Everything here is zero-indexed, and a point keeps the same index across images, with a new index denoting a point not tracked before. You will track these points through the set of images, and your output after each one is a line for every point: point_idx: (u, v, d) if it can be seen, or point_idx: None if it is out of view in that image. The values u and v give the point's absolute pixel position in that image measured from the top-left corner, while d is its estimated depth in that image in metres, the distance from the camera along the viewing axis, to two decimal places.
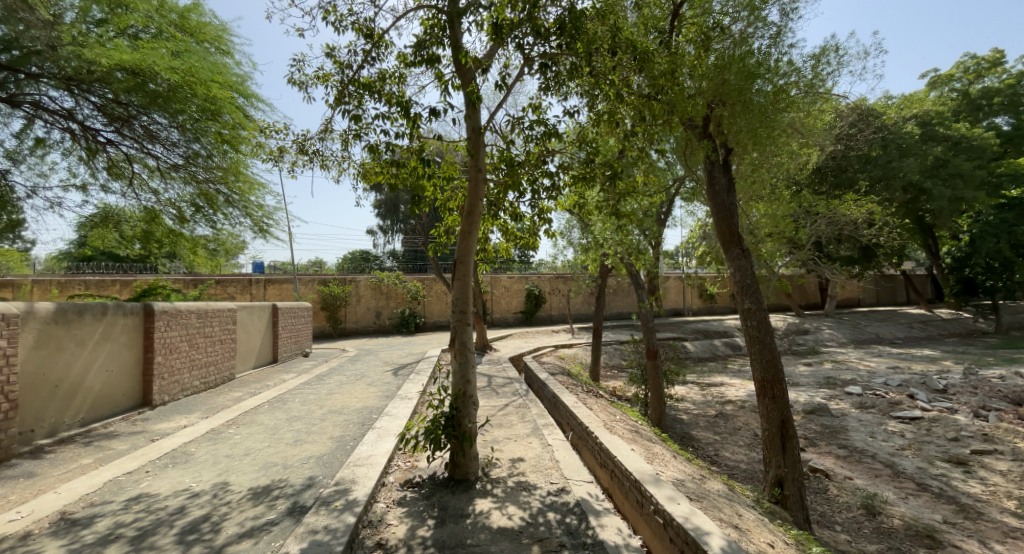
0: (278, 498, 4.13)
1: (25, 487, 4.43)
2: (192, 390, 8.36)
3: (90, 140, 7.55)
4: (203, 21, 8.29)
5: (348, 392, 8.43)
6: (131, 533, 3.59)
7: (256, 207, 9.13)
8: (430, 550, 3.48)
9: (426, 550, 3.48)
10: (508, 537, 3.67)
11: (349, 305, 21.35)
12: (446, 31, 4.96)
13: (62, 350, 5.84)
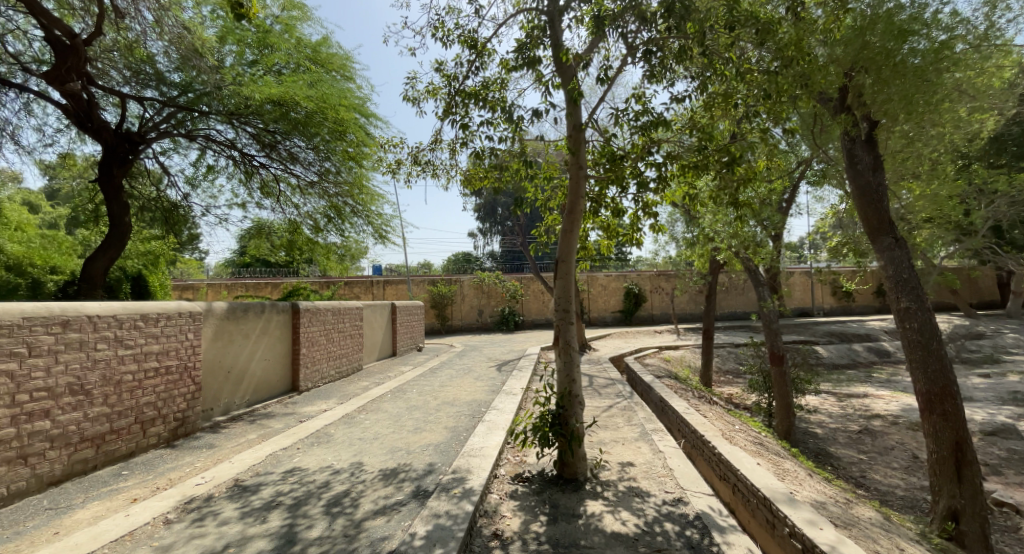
0: (405, 480, 4.48)
1: (209, 457, 5.26)
2: (329, 378, 9.34)
3: (247, 164, 8.64)
4: (331, 52, 9.14)
5: (459, 385, 8.88)
6: (288, 501, 4.11)
7: (376, 216, 9.88)
8: (544, 546, 3.56)
9: (541, 545, 3.57)
10: (623, 543, 3.64)
11: (454, 303, 22.44)
12: (547, 31, 5.04)
13: (234, 343, 6.78)
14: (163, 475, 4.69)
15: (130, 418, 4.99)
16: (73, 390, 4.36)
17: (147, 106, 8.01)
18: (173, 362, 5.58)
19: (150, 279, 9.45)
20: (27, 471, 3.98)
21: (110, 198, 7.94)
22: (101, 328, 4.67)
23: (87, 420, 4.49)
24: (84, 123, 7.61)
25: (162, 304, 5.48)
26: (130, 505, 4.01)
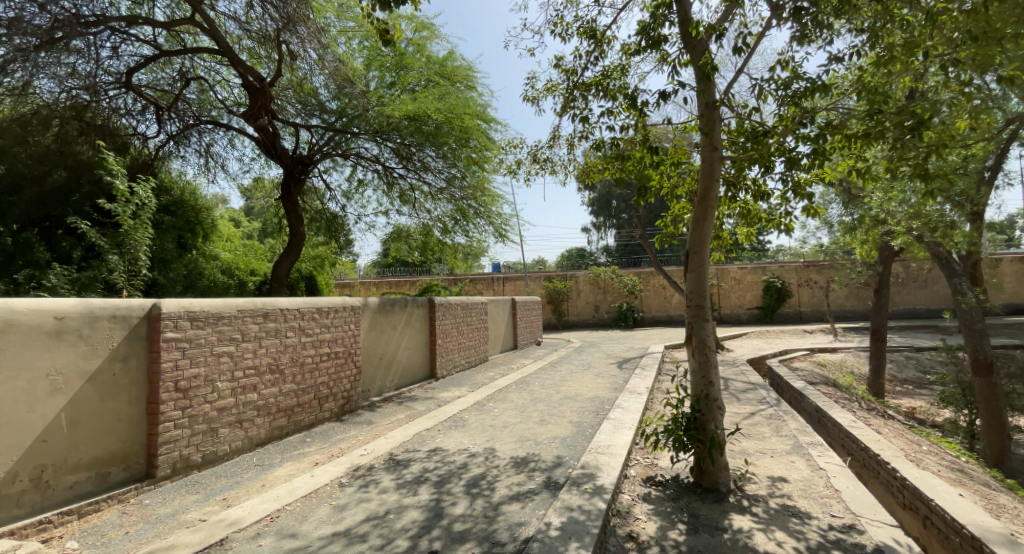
0: (535, 470, 4.66)
1: (369, 431, 6.05)
2: (461, 367, 9.95)
3: (389, 176, 9.46)
4: (457, 65, 9.76)
5: (579, 380, 8.97)
6: (433, 478, 4.54)
7: (496, 216, 10.27)
8: None
9: None
10: None
11: (570, 299, 22.72)
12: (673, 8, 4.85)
13: (383, 333, 7.57)
14: (335, 445, 5.57)
15: (310, 395, 6.07)
16: (270, 369, 5.48)
17: (315, 133, 9.14)
18: (339, 347, 6.57)
19: (319, 278, 10.87)
20: (242, 433, 5.14)
21: (289, 212, 9.19)
22: (288, 318, 5.74)
23: (281, 394, 5.64)
24: (272, 152, 8.93)
25: (331, 300, 6.52)
26: (313, 468, 4.88)
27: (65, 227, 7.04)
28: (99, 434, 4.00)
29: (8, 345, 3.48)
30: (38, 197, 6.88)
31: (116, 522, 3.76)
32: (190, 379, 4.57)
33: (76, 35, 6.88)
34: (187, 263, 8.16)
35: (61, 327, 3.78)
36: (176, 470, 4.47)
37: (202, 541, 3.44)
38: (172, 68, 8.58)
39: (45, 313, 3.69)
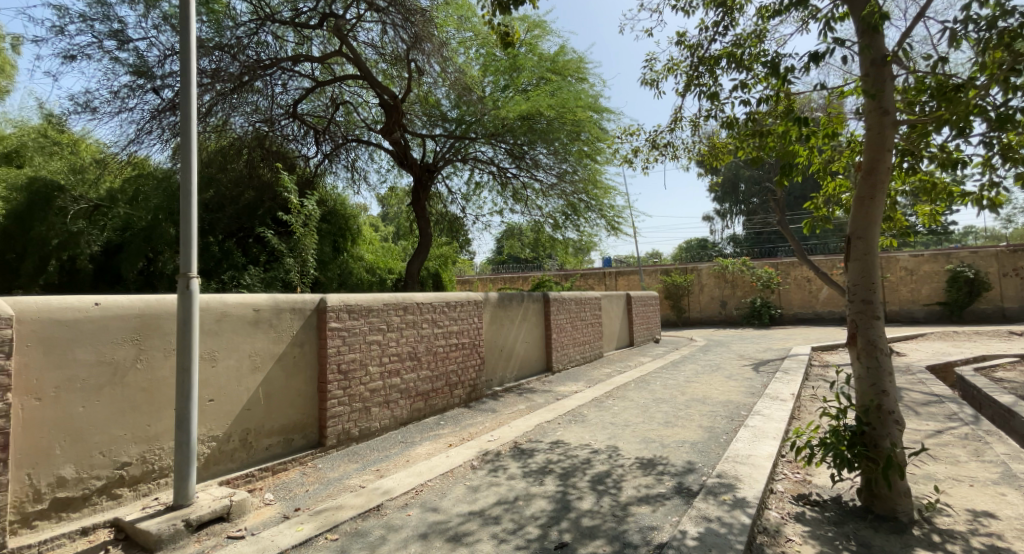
0: (664, 473, 4.45)
1: (494, 418, 6.35)
2: (576, 362, 9.91)
3: (503, 177, 9.67)
4: (568, 58, 9.68)
5: (705, 382, 8.50)
6: (557, 470, 4.58)
7: (609, 208, 10.06)
8: None
9: None
10: None
11: (691, 294, 21.77)
12: None
13: (502, 327, 7.79)
14: (466, 429, 5.93)
15: (443, 381, 6.53)
16: (410, 356, 6.02)
17: (439, 141, 9.52)
18: (466, 339, 6.93)
19: (443, 277, 11.36)
20: (389, 413, 5.75)
21: (420, 216, 9.76)
22: (424, 311, 6.25)
23: (419, 380, 6.14)
24: (404, 162, 9.55)
25: (459, 293, 6.93)
26: (448, 448, 5.26)
27: (254, 236, 8.22)
28: (285, 406, 4.78)
29: (224, 330, 4.29)
30: (235, 214, 8.08)
31: (298, 481, 4.47)
32: (349, 362, 5.26)
33: (258, 78, 8.01)
34: (338, 265, 9.02)
35: (258, 317, 4.56)
36: (340, 441, 5.18)
37: (362, 505, 3.92)
38: (325, 97, 9.40)
39: (245, 306, 4.47)
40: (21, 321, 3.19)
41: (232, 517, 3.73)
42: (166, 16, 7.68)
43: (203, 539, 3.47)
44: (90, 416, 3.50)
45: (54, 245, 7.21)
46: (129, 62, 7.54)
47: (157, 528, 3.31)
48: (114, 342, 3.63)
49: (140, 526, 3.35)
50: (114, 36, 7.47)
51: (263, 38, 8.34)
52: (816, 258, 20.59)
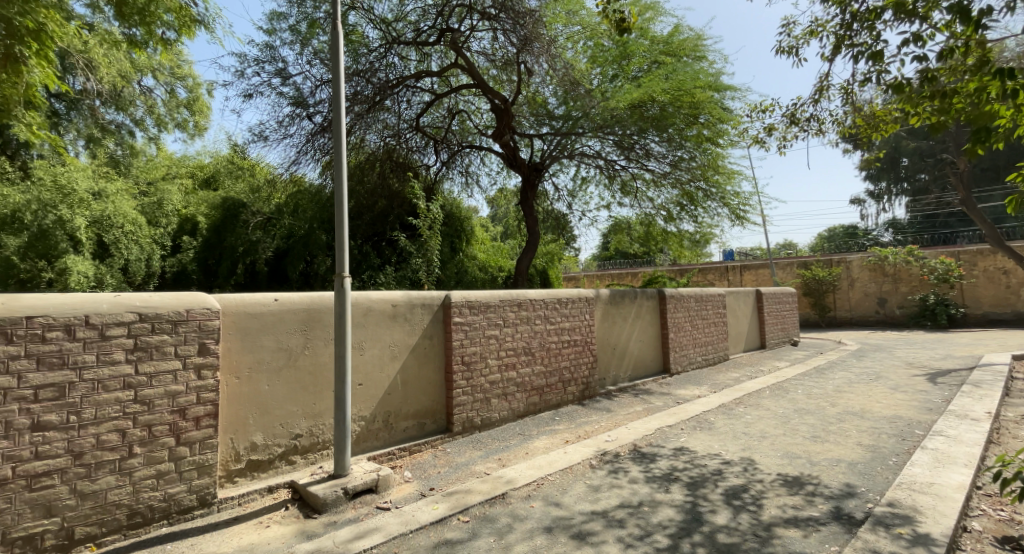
0: (815, 495, 3.99)
1: (611, 418, 6.18)
2: (697, 364, 9.37)
3: (611, 170, 9.41)
4: (683, 37, 9.18)
5: (861, 394, 7.55)
6: (684, 479, 4.33)
7: (732, 195, 9.42)
8: None
9: None
10: None
11: (839, 291, 19.64)
12: None
13: (613, 325, 7.54)
14: (582, 426, 5.85)
15: (556, 377, 6.55)
16: (525, 351, 6.16)
17: (546, 140, 9.44)
18: (579, 335, 6.85)
19: (550, 274, 11.13)
20: (507, 405, 5.97)
21: (527, 216, 9.83)
22: (537, 308, 6.33)
23: (533, 374, 6.26)
24: (513, 164, 9.67)
25: (570, 290, 6.87)
26: (566, 445, 5.23)
27: (387, 240, 8.90)
28: (419, 393, 5.30)
29: (369, 323, 4.94)
30: (371, 220, 8.83)
31: (431, 462, 4.93)
32: (471, 354, 5.65)
33: (388, 97, 8.54)
34: (455, 264, 9.31)
35: (396, 311, 5.15)
36: (465, 428, 5.57)
37: (489, 491, 4.18)
38: (442, 109, 9.75)
39: (386, 301, 5.07)
40: (226, 314, 4.08)
41: (379, 489, 4.30)
42: (316, 52, 8.28)
43: (357, 507, 4.05)
44: (271, 393, 4.32)
45: (238, 251, 8.24)
46: (289, 94, 8.35)
47: (322, 493, 3.98)
48: (288, 333, 4.44)
49: (310, 491, 4.05)
50: (278, 74, 8.27)
51: (390, 60, 8.80)
52: (1014, 244, 17.15)
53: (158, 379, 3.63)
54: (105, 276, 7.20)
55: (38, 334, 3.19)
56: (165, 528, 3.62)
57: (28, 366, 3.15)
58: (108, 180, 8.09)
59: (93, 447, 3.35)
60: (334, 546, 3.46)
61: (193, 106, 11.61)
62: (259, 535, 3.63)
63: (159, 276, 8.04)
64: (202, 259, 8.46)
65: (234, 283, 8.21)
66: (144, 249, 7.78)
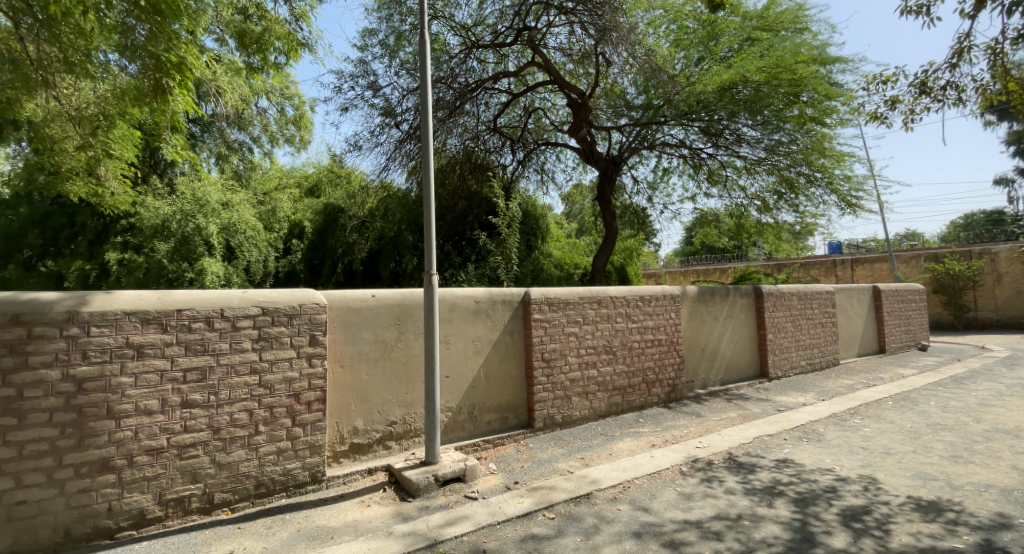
0: (957, 524, 3.52)
1: (700, 423, 5.82)
2: (800, 369, 8.66)
3: (696, 158, 8.95)
4: (781, 9, 8.52)
5: (1011, 409, 6.59)
6: (791, 495, 4.00)
7: (843, 181, 8.54)
8: None
9: None
10: None
11: (982, 287, 17.37)
12: None
13: (702, 324, 7.18)
14: (669, 430, 5.56)
15: (640, 377, 6.30)
16: (606, 349, 5.99)
17: (625, 132, 9.16)
18: (663, 335, 6.54)
19: (629, 271, 10.57)
20: (588, 404, 5.84)
21: (604, 210, 9.68)
22: (618, 305, 6.14)
23: (616, 374, 6.07)
24: (590, 158, 9.44)
25: (652, 287, 6.58)
26: (652, 448, 5.01)
27: (467, 239, 9.02)
28: (501, 387, 5.44)
29: (454, 318, 5.20)
30: (452, 222, 9.03)
31: (515, 456, 5.04)
32: (552, 351, 5.62)
33: (468, 102, 8.67)
34: (531, 262, 9.28)
35: (479, 307, 5.35)
36: (547, 425, 5.56)
37: (575, 489, 4.13)
38: (518, 107, 9.66)
39: (469, 298, 5.31)
40: (332, 309, 4.67)
41: (467, 478, 4.56)
42: (403, 62, 8.45)
43: (447, 494, 4.35)
44: (369, 382, 4.85)
45: (338, 252, 8.79)
46: (379, 105, 8.64)
47: (415, 478, 4.32)
48: (382, 327, 4.96)
49: (404, 476, 4.41)
50: (368, 86, 8.60)
51: (470, 64, 8.94)
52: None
53: (277, 366, 4.25)
54: (232, 277, 7.83)
55: (185, 325, 3.88)
56: (283, 499, 4.24)
57: (179, 352, 3.84)
58: (232, 190, 8.82)
59: (227, 425, 4.00)
60: (427, 529, 3.73)
61: (300, 123, 12.48)
62: (360, 513, 4.07)
63: (272, 275, 8.74)
64: (309, 260, 9.09)
65: (336, 281, 8.81)
66: (262, 252, 8.49)
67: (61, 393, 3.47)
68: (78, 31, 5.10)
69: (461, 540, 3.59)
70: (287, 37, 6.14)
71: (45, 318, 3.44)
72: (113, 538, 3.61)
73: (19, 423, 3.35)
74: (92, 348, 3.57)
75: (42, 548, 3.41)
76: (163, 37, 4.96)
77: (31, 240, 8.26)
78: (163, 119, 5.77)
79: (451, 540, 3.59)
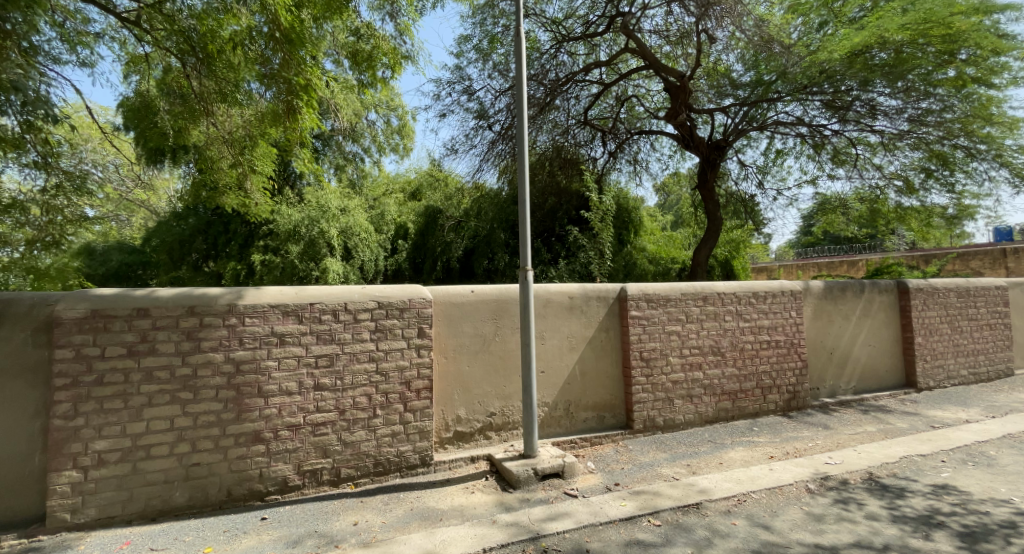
0: None
1: (830, 437, 5.25)
2: (960, 379, 7.49)
3: (818, 136, 8.13)
4: None
5: None
6: (954, 527, 3.46)
7: (1015, 151, 7.43)
8: None
9: None
10: None
11: None
12: None
13: (830, 323, 6.51)
14: (789, 442, 5.10)
15: (753, 382, 5.80)
16: (713, 350, 5.60)
17: (730, 112, 8.52)
18: (781, 336, 5.97)
19: (735, 264, 10.19)
20: (693, 408, 5.49)
21: (706, 198, 9.14)
22: (726, 302, 5.71)
23: (725, 377, 5.65)
24: (689, 144, 8.94)
25: (767, 283, 6.04)
26: (770, 461, 4.61)
27: (556, 235, 8.84)
28: (597, 387, 5.30)
29: (549, 314, 5.17)
30: (541, 218, 8.87)
31: (614, 457, 4.85)
32: (651, 350, 5.35)
33: (558, 96, 8.50)
34: (622, 256, 8.97)
35: (573, 303, 5.26)
36: (646, 427, 5.30)
37: (681, 498, 3.88)
38: (611, 97, 9.29)
39: (563, 294, 5.23)
40: (436, 304, 4.89)
41: (566, 476, 4.46)
42: (496, 64, 8.43)
43: (547, 489, 4.29)
44: (471, 373, 4.97)
45: (437, 251, 9.10)
46: (473, 108, 8.72)
47: (516, 470, 4.31)
48: (482, 320, 5.05)
49: (505, 467, 4.44)
50: (464, 91, 8.70)
51: (560, 58, 8.68)
52: None
53: (391, 355, 4.58)
54: (351, 276, 8.62)
55: (317, 316, 4.38)
56: (398, 479, 4.55)
57: (311, 340, 4.34)
58: (349, 197, 9.45)
59: (351, 407, 4.43)
60: (530, 522, 3.67)
61: (402, 132, 13.19)
62: (466, 499, 4.18)
63: (382, 274, 9.35)
64: (412, 259, 9.54)
65: (436, 278, 9.15)
66: (373, 252, 9.07)
67: (222, 374, 4.08)
68: (230, 65, 5.74)
69: (564, 537, 3.49)
70: (393, 54, 6.35)
71: (211, 309, 4.08)
72: (263, 500, 4.18)
73: (193, 398, 4.00)
74: (245, 336, 4.15)
75: (211, 504, 4.05)
76: (292, 64, 5.59)
77: (197, 245, 9.18)
78: (296, 137, 6.26)
79: (554, 536, 3.50)
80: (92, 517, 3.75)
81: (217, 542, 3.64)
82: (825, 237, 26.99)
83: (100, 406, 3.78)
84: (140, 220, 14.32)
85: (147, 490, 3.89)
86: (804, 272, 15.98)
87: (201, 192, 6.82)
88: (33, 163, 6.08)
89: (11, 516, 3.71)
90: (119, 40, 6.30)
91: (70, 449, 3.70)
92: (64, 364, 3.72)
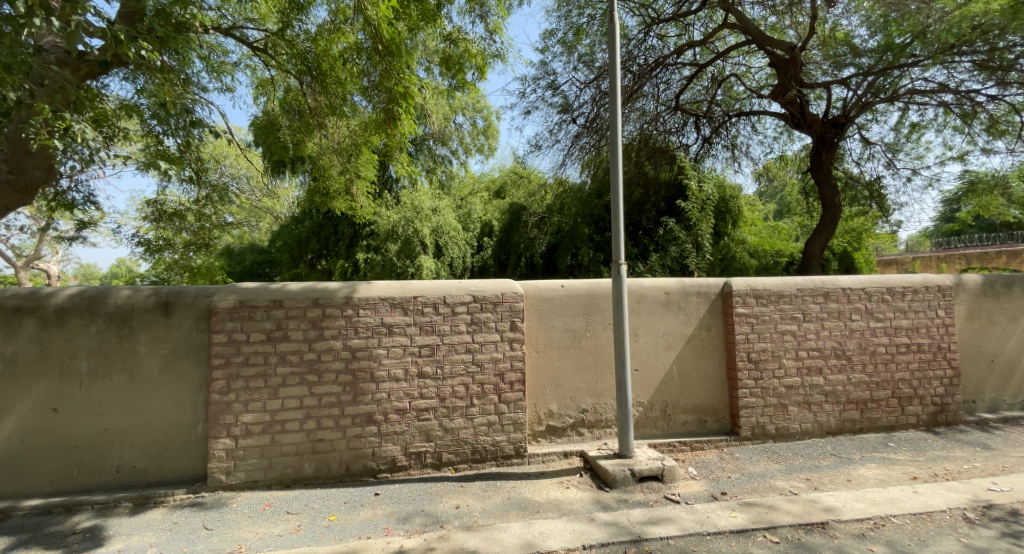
0: None
1: (992, 459, 4.54)
2: None
3: (967, 103, 7.10)
4: None
5: None
6: None
7: None
8: None
9: None
10: None
11: None
12: None
13: (991, 324, 5.63)
14: (937, 462, 4.47)
15: (887, 391, 5.17)
16: (836, 353, 5.06)
17: (851, 84, 7.65)
18: (924, 339, 5.27)
19: (855, 257, 9.25)
20: (811, 416, 5.00)
21: (821, 183, 8.35)
22: (853, 299, 5.12)
23: (851, 384, 5.08)
24: (800, 123, 8.25)
25: (906, 277, 5.32)
26: (913, 482, 4.07)
27: (645, 229, 8.47)
28: (696, 387, 5.01)
29: (643, 310, 4.93)
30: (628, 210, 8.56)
31: (717, 464, 4.54)
32: (760, 351, 4.94)
33: (647, 81, 8.10)
34: (719, 249, 8.44)
35: (669, 299, 4.99)
36: (755, 434, 4.91)
37: (802, 515, 3.52)
38: (706, 78, 8.70)
39: (658, 289, 4.98)
40: (527, 298, 4.82)
41: (665, 479, 4.21)
42: (581, 56, 8.19)
43: (645, 491, 4.08)
44: (562, 368, 4.86)
45: (520, 248, 9.00)
46: (558, 103, 8.54)
47: (612, 469, 4.16)
48: (573, 315, 4.92)
49: (600, 465, 4.29)
50: (548, 86, 8.53)
51: (649, 43, 8.27)
52: None
53: (486, 347, 4.58)
54: (442, 273, 8.90)
55: (419, 308, 4.49)
56: (494, 467, 4.55)
57: (414, 331, 4.47)
58: (439, 197, 9.76)
59: (450, 395, 4.50)
60: (630, 524, 3.50)
61: (488, 132, 13.38)
62: (561, 493, 4.10)
63: (469, 270, 9.43)
64: (498, 257, 9.46)
65: (520, 274, 9.04)
66: (462, 249, 9.22)
67: (341, 359, 4.33)
68: (338, 80, 6.21)
69: (668, 543, 3.28)
70: (481, 55, 6.28)
71: (331, 301, 4.34)
72: (376, 477, 4.37)
73: (318, 380, 4.28)
74: (359, 326, 4.37)
75: (334, 476, 4.31)
76: (392, 73, 5.77)
77: (313, 245, 9.87)
78: (395, 144, 6.41)
79: (658, 540, 3.31)
80: (241, 480, 4.15)
81: (340, 511, 3.86)
82: (971, 222, 23.46)
83: (247, 385, 4.18)
84: (266, 225, 15.68)
85: (283, 460, 4.22)
86: (949, 263, 13.92)
87: (315, 198, 7.19)
88: (189, 178, 6.82)
89: (181, 475, 4.17)
90: (251, 67, 6.93)
91: (224, 420, 4.13)
92: (218, 347, 4.15)
